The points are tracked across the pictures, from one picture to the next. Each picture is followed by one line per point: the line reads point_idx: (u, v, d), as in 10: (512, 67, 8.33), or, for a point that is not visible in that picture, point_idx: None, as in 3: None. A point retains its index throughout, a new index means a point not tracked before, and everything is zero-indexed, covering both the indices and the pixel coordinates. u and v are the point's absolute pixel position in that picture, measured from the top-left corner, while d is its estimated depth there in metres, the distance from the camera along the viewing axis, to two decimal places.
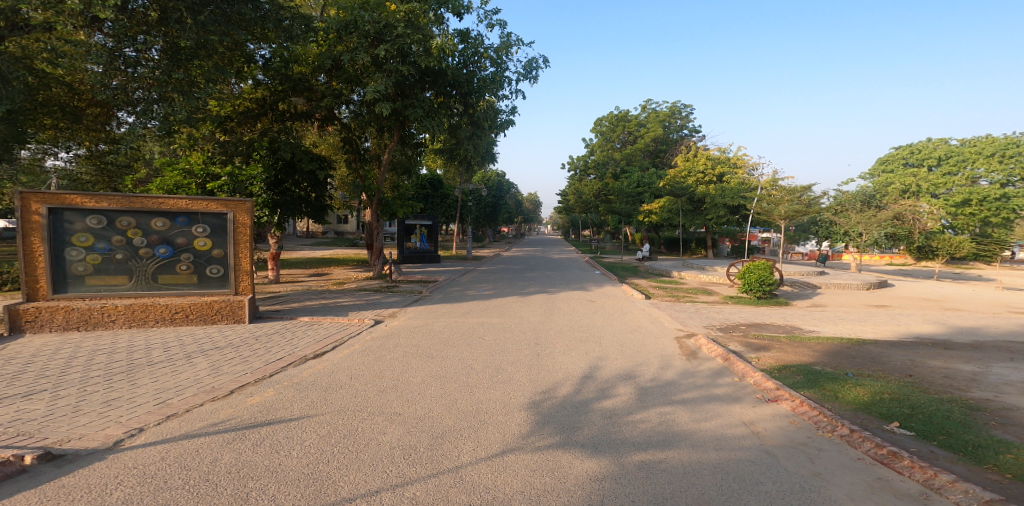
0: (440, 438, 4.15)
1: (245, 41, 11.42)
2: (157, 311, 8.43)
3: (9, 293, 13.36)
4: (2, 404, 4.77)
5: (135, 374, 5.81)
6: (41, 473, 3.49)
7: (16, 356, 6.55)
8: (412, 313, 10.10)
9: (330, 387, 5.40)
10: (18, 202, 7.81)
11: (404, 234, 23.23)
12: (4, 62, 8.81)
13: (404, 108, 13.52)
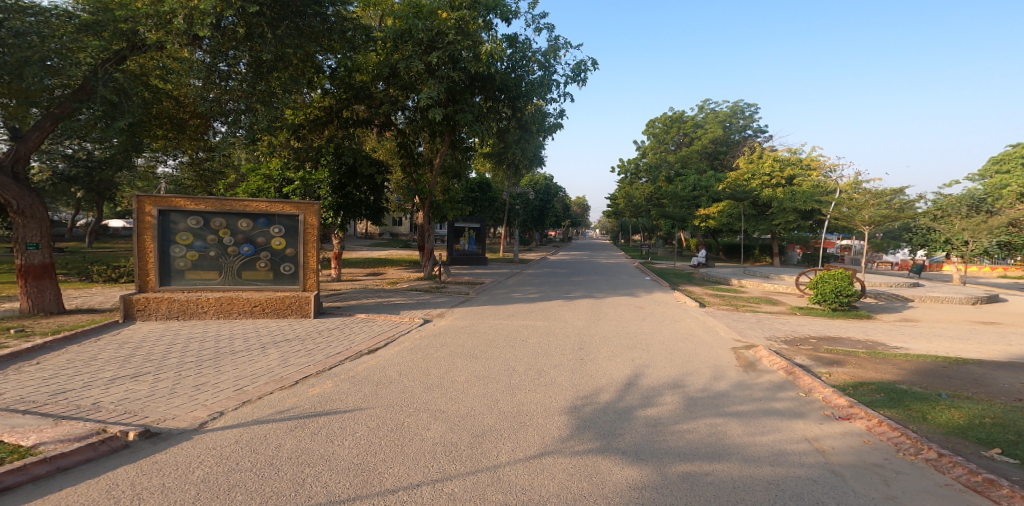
0: (481, 437, 4.23)
1: (315, 53, 11.90)
2: (240, 304, 9.09)
3: (114, 285, 14.86)
4: (110, 384, 5.32)
5: (220, 361, 6.33)
6: (139, 450, 3.87)
7: (126, 340, 7.35)
8: (459, 313, 10.32)
9: (380, 382, 5.62)
10: (135, 205, 8.65)
11: (453, 237, 23.65)
12: (127, 79, 9.60)
13: (457, 113, 13.85)
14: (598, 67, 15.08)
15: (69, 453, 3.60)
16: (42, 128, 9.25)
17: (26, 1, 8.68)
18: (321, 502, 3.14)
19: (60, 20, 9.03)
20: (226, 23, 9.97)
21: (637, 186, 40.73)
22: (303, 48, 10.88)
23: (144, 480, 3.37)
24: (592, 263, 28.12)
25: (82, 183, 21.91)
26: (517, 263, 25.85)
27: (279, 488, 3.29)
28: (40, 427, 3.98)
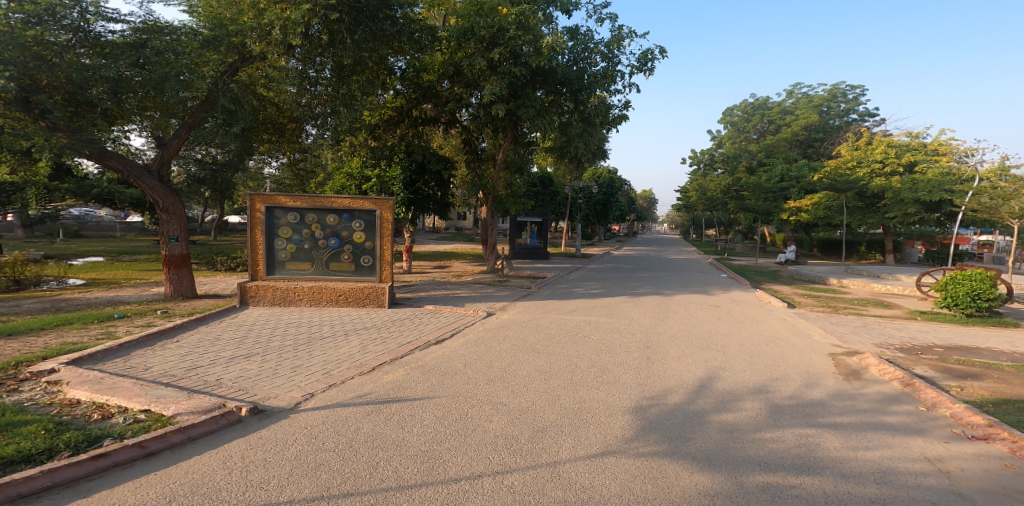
0: (541, 432, 4.23)
1: (387, 55, 12.65)
2: (328, 293, 9.74)
3: (224, 272, 16.54)
4: (228, 362, 5.96)
5: (311, 346, 6.85)
6: (250, 424, 4.31)
7: (237, 323, 8.17)
8: (520, 307, 10.38)
9: (446, 372, 5.80)
10: (248, 201, 9.62)
11: (514, 232, 23.63)
12: (241, 89, 10.54)
13: (520, 108, 13.86)
14: (666, 55, 14.57)
15: (198, 424, 4.11)
16: (179, 136, 10.49)
17: (164, 22, 9.68)
18: (390, 486, 3.29)
19: (186, 37, 9.89)
20: (312, 31, 10.54)
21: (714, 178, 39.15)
22: (377, 51, 11.43)
23: (250, 453, 3.74)
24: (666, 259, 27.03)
25: (211, 185, 24.53)
26: (580, 258, 25.36)
27: (355, 469, 3.50)
28: (176, 399, 4.57)
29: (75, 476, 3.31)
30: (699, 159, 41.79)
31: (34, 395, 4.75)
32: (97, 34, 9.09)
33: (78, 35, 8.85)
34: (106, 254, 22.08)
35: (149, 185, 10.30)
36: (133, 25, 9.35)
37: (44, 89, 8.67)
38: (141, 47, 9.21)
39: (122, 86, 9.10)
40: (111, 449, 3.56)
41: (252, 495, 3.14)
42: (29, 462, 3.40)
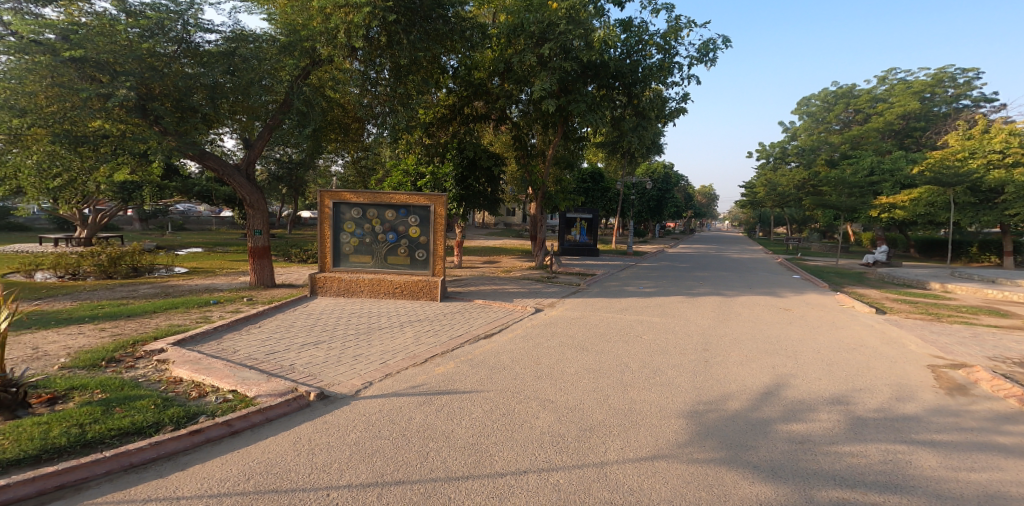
0: (589, 432, 4.18)
1: (440, 55, 12.86)
2: (386, 285, 10.19)
3: (298, 264, 17.67)
4: (301, 348, 6.39)
5: (370, 336, 7.19)
6: (316, 409, 4.60)
7: (309, 312, 8.72)
8: (570, 304, 10.27)
9: (495, 366, 5.87)
10: (318, 197, 10.27)
11: (563, 227, 23.46)
12: (311, 91, 11.15)
13: (570, 103, 13.66)
14: (729, 43, 13.83)
15: (274, 406, 4.44)
16: (263, 138, 11.33)
17: (249, 30, 10.29)
18: (438, 476, 3.39)
19: (267, 45, 10.48)
20: (372, 33, 10.96)
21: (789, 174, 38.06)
22: (431, 50, 11.72)
23: (315, 437, 3.98)
24: (731, 258, 25.65)
25: (286, 182, 26.54)
26: (631, 256, 24.54)
27: (407, 458, 3.64)
28: (258, 381, 4.97)
29: (174, 450, 3.72)
30: (770, 153, 41.25)
31: (145, 371, 5.36)
32: (197, 44, 9.86)
33: (182, 46, 9.67)
34: (201, 246, 24.33)
35: (239, 183, 11.23)
36: (224, 35, 10.07)
37: (154, 97, 9.62)
38: (232, 55, 9.87)
39: (217, 92, 9.98)
40: (204, 426, 3.96)
41: (316, 477, 3.35)
42: (141, 434, 3.87)
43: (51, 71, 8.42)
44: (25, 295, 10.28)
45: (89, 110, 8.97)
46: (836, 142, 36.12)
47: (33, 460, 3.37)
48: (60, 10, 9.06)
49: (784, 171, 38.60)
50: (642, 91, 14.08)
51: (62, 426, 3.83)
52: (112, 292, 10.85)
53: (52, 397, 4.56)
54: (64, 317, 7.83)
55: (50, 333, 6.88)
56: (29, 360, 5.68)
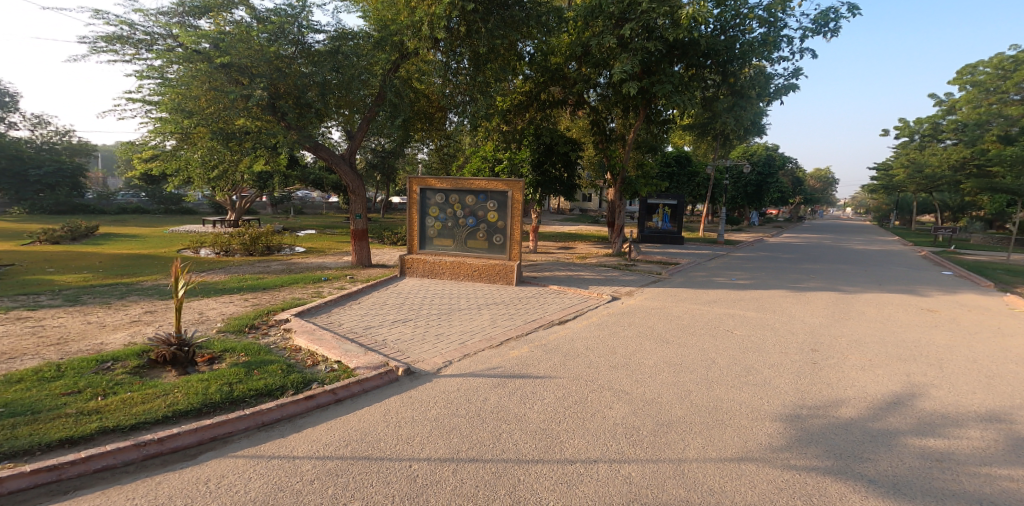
0: (667, 427, 4.05)
1: (516, 41, 12.82)
2: (466, 268, 10.47)
3: (390, 246, 18.91)
4: (392, 324, 6.94)
5: (452, 316, 7.53)
6: (403, 383, 4.96)
7: (407, 291, 9.33)
8: (649, 294, 9.82)
9: (568, 353, 5.85)
10: (407, 184, 10.82)
11: (643, 214, 21.62)
12: (399, 82, 12.03)
13: (653, 84, 13.13)
14: (856, 11, 12.14)
15: (370, 378, 4.88)
16: (362, 129, 12.33)
17: (348, 29, 11.17)
18: (510, 458, 3.51)
19: (364, 41, 11.25)
20: (451, 24, 11.37)
21: (947, 154, 32.67)
22: (508, 38, 11.73)
23: (402, 410, 4.31)
24: (855, 249, 22.71)
25: (381, 170, 28.42)
26: (721, 245, 22.03)
27: (481, 437, 3.81)
28: (358, 354, 5.48)
29: (292, 413, 4.27)
30: (917, 129, 37.13)
31: (275, 338, 6.18)
32: (309, 45, 10.93)
33: (299, 47, 10.80)
34: (316, 228, 27.12)
35: (344, 171, 12.36)
36: (329, 35, 10.98)
37: (282, 95, 10.84)
38: (336, 54, 10.74)
39: (327, 88, 10.96)
40: (315, 393, 4.48)
41: (401, 449, 3.65)
42: (271, 395, 4.49)
43: (208, 77, 9.81)
44: (192, 268, 12.42)
45: (237, 109, 10.37)
46: (1014, 115, 28.69)
47: (196, 413, 4.11)
48: (209, 20, 10.40)
49: (940, 151, 34.05)
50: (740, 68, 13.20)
51: (217, 383, 4.59)
52: (253, 267, 12.67)
53: (211, 357, 5.46)
54: (221, 288, 9.31)
55: (209, 301, 8.21)
56: (194, 324, 6.85)
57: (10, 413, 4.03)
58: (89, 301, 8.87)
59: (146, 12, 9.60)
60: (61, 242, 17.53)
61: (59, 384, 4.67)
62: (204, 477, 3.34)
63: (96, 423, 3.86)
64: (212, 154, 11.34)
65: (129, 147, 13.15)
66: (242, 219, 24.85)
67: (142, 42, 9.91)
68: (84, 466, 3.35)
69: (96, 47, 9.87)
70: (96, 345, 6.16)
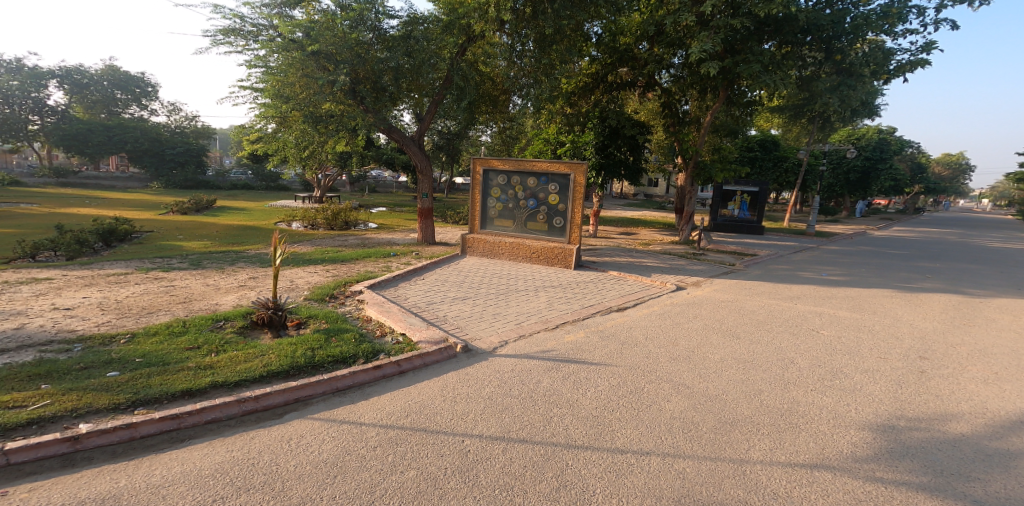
0: (730, 425, 3.86)
1: (584, 21, 12.43)
2: (525, 250, 10.48)
3: (454, 225, 19.37)
4: (452, 301, 7.16)
5: (510, 297, 7.61)
6: (461, 360, 5.13)
7: (477, 270, 9.56)
8: (719, 285, 9.28)
9: (626, 341, 5.71)
10: (471, 165, 10.91)
11: (719, 200, 20.29)
12: (466, 67, 12.00)
13: (736, 64, 12.14)
14: None
15: (431, 353, 5.10)
16: (430, 112, 12.65)
17: (419, 14, 11.51)
18: (559, 442, 3.56)
19: (433, 26, 11.67)
20: (518, 6, 10.99)
21: None
22: (575, 18, 11.38)
23: (459, 387, 4.47)
24: (984, 246, 19.82)
25: (447, 151, 28.74)
26: (813, 237, 20.25)
27: (533, 419, 3.87)
28: (420, 327, 5.76)
29: (362, 381, 4.58)
30: None
31: (350, 308, 6.64)
32: (384, 30, 11.30)
33: (375, 33, 11.20)
34: (386, 206, 28.20)
35: (413, 151, 12.81)
36: (402, 20, 11.38)
37: (361, 80, 11.52)
38: (408, 38, 11.19)
39: (400, 73, 11.43)
40: (383, 363, 4.78)
41: (455, 424, 3.80)
42: (346, 363, 4.85)
43: (301, 65, 10.46)
44: (287, 238, 13.65)
45: (324, 94, 11.04)
46: None
47: (285, 374, 4.55)
48: (303, 10, 11.11)
49: None
50: (850, 45, 12.06)
51: (303, 348, 5.03)
52: (335, 241, 13.60)
53: (299, 322, 5.99)
54: (310, 258, 10.14)
55: (299, 270, 8.97)
56: (286, 291, 7.54)
57: (146, 363, 4.72)
58: (205, 266, 10.03)
59: (252, 5, 10.46)
60: (187, 213, 19.89)
61: (184, 339, 5.38)
62: (286, 435, 3.71)
63: (209, 377, 4.40)
64: (304, 136, 12.18)
65: (240, 129, 14.66)
66: (325, 197, 26.48)
67: (251, 34, 10.81)
68: (195, 418, 3.84)
69: (215, 40, 10.96)
70: (210, 305, 7.00)
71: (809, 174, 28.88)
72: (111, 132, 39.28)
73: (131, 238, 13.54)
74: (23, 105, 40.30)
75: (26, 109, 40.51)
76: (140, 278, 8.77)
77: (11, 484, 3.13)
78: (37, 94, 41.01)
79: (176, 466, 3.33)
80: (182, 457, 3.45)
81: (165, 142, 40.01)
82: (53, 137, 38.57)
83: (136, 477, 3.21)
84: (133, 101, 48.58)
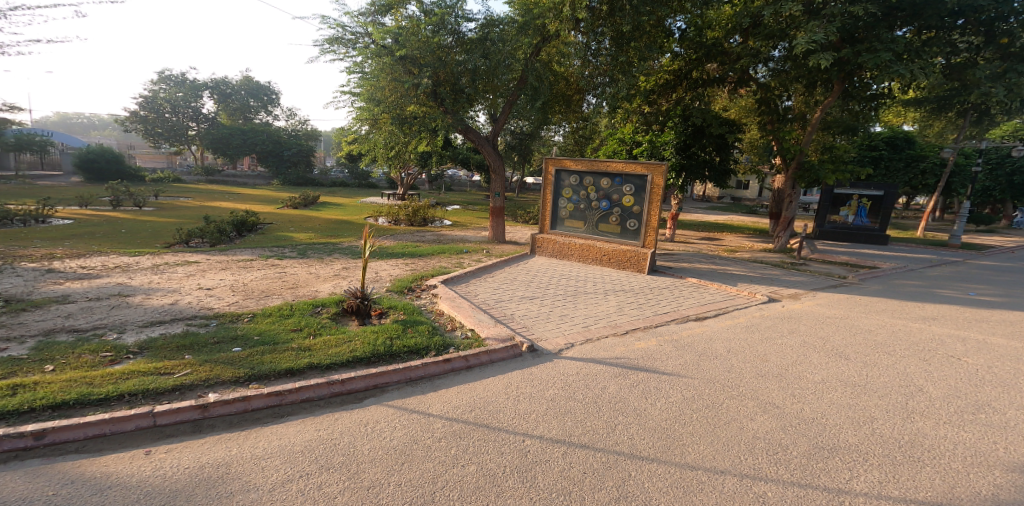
0: (828, 452, 3.53)
1: (666, 17, 12.01)
2: (595, 252, 10.27)
3: (526, 224, 19.55)
4: (520, 300, 7.21)
5: (578, 298, 7.51)
6: (526, 359, 5.13)
7: (557, 270, 9.54)
8: (823, 299, 8.46)
9: (705, 353, 5.41)
10: (544, 165, 10.93)
11: (830, 205, 18.48)
12: (539, 67, 12.04)
13: (857, 55, 11.04)
14: None
15: (497, 350, 5.17)
16: (504, 112, 12.84)
17: (495, 17, 11.68)
18: (623, 451, 3.46)
19: (509, 27, 11.77)
20: (594, 4, 11.05)
21: None
22: (655, 13, 10.96)
23: (522, 386, 4.49)
24: None
25: (518, 151, 29.06)
26: (952, 249, 17.76)
27: (596, 426, 3.78)
28: (488, 324, 5.86)
29: (432, 373, 4.75)
30: None
31: (425, 301, 6.92)
32: (463, 33, 11.63)
33: (455, 37, 11.54)
34: (461, 204, 29.05)
35: (488, 151, 13.09)
36: (479, 23, 11.63)
37: (442, 82, 11.94)
38: (484, 41, 11.43)
39: (476, 75, 11.73)
40: (451, 357, 4.93)
41: (518, 423, 3.82)
42: (419, 354, 5.07)
43: (390, 69, 11.07)
44: (374, 233, 14.53)
45: (409, 97, 11.69)
46: None
47: (367, 361, 4.84)
48: (393, 17, 11.74)
49: None
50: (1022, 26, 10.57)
51: (383, 336, 5.33)
52: (415, 236, 14.28)
53: (381, 312, 6.34)
54: (393, 252, 10.66)
55: (382, 263, 9.51)
56: (371, 281, 8.02)
57: (261, 342, 5.26)
58: (309, 255, 10.92)
59: (351, 15, 11.22)
60: (298, 208, 21.87)
61: (289, 321, 5.92)
62: (365, 419, 3.95)
63: (307, 358, 4.80)
64: (391, 136, 12.91)
65: (340, 131, 15.74)
66: (408, 195, 27.72)
67: (350, 41, 11.61)
68: (293, 396, 4.21)
69: (321, 49, 11.91)
70: (312, 291, 7.63)
71: (954, 175, 25.11)
72: (245, 135, 44.17)
73: (257, 228, 15.12)
74: (185, 114, 46.46)
75: (187, 117, 46.55)
76: (260, 264, 9.78)
77: (154, 443, 3.61)
78: (196, 104, 47.24)
79: (275, 440, 3.66)
80: (280, 432, 3.78)
81: (284, 143, 44.20)
82: (205, 140, 44.27)
83: (244, 447, 3.57)
84: (262, 108, 54.23)
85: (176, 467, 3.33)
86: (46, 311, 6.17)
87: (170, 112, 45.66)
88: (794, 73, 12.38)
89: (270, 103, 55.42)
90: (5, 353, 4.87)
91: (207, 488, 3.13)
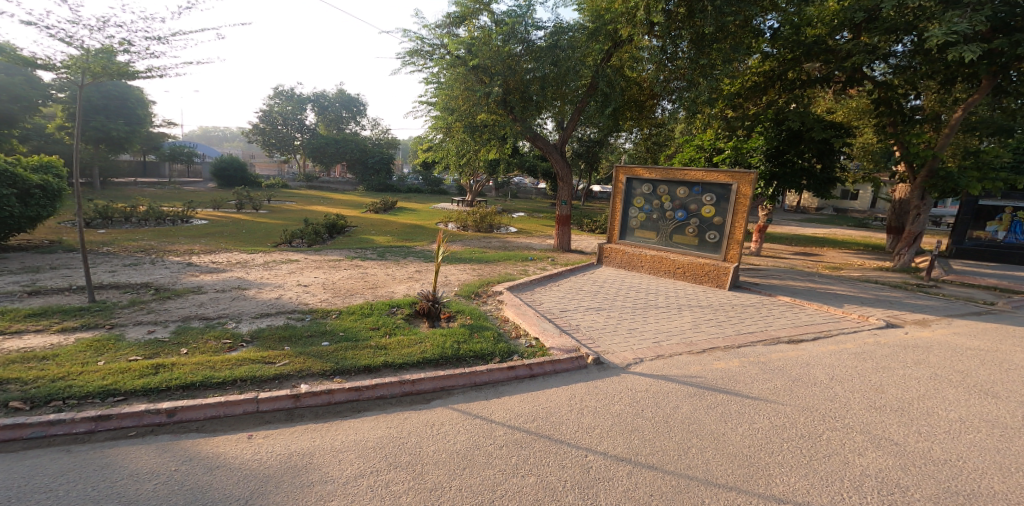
0: (962, 500, 3.13)
1: (754, 15, 11.23)
2: (668, 264, 9.89)
3: (592, 233, 19.24)
4: (586, 311, 7.06)
5: (647, 312, 7.24)
6: (591, 372, 5.01)
7: (634, 283, 9.24)
8: (960, 328, 7.51)
9: (800, 379, 4.99)
10: (615, 172, 10.77)
11: (971, 218, 16.41)
12: (610, 73, 11.90)
13: (1016, 45, 9.95)
14: None
15: (561, 360, 5.09)
16: (572, 120, 12.81)
17: (564, 24, 11.56)
18: (696, 476, 3.27)
19: (579, 34, 11.76)
20: (670, 6, 10.63)
21: None
22: (742, 13, 10.42)
23: (587, 399, 4.37)
24: None
25: (586, 159, 28.90)
26: None
27: (666, 447, 3.60)
28: (553, 334, 5.80)
29: (497, 379, 4.77)
30: None
31: (491, 307, 7.00)
32: (532, 41, 11.52)
33: (524, 45, 11.46)
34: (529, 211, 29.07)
35: (556, 158, 13.05)
36: (547, 31, 11.51)
37: (512, 90, 11.94)
38: (555, 48, 11.29)
39: (546, 81, 11.71)
40: (516, 365, 4.91)
41: (581, 436, 3.74)
42: (485, 360, 5.11)
43: (462, 79, 11.40)
44: (447, 238, 14.95)
45: (481, 105, 11.96)
46: None
47: (435, 362, 4.96)
48: (466, 27, 12.06)
49: None
50: None
51: (451, 340, 5.43)
52: (481, 241, 14.56)
53: (450, 315, 6.49)
54: (463, 257, 10.87)
55: (452, 268, 9.73)
56: (441, 286, 8.21)
57: (346, 339, 5.54)
58: (388, 258, 11.40)
59: (429, 27, 11.66)
60: (379, 212, 23.03)
61: (370, 319, 6.20)
62: (432, 421, 4.03)
63: (383, 356, 5.00)
64: (463, 143, 13.35)
65: (417, 139, 16.38)
66: (477, 201, 28.12)
67: (428, 53, 12.03)
68: (369, 393, 4.38)
69: (404, 61, 12.47)
70: (389, 292, 7.94)
71: None
72: (338, 144, 47.17)
73: (345, 231, 16.06)
74: (292, 125, 50.48)
75: (295, 128, 50.66)
76: (347, 264, 10.34)
77: (254, 429, 3.90)
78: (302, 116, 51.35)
79: (352, 434, 3.84)
80: (356, 426, 3.96)
81: (371, 151, 46.63)
82: (307, 150, 47.92)
83: (326, 439, 3.77)
84: (352, 118, 57.86)
85: (271, 453, 3.58)
86: (185, 300, 6.90)
87: (281, 123, 49.93)
88: (927, 69, 11.26)
89: (360, 114, 58.89)
90: (152, 335, 5.52)
91: (293, 476, 3.32)
